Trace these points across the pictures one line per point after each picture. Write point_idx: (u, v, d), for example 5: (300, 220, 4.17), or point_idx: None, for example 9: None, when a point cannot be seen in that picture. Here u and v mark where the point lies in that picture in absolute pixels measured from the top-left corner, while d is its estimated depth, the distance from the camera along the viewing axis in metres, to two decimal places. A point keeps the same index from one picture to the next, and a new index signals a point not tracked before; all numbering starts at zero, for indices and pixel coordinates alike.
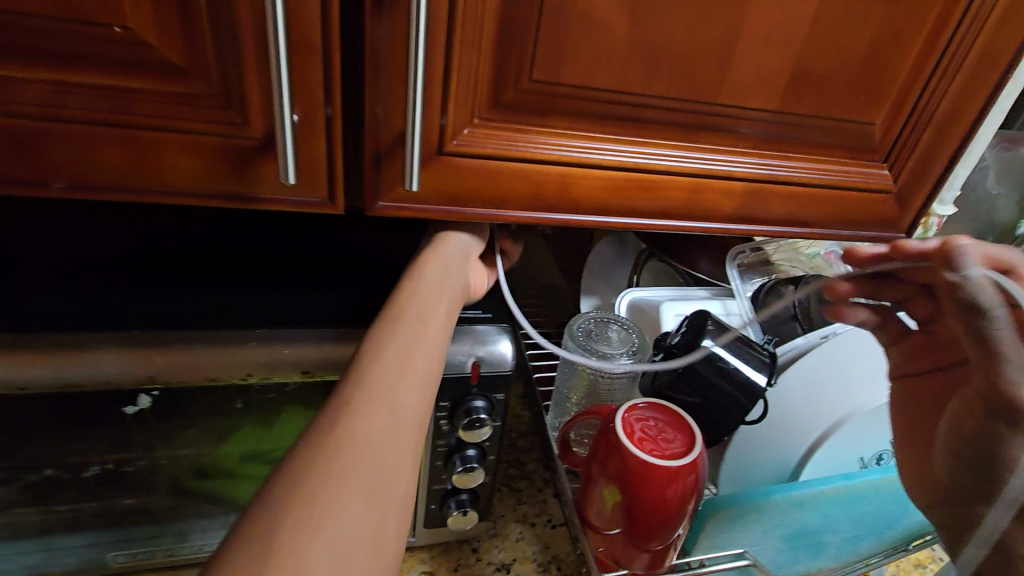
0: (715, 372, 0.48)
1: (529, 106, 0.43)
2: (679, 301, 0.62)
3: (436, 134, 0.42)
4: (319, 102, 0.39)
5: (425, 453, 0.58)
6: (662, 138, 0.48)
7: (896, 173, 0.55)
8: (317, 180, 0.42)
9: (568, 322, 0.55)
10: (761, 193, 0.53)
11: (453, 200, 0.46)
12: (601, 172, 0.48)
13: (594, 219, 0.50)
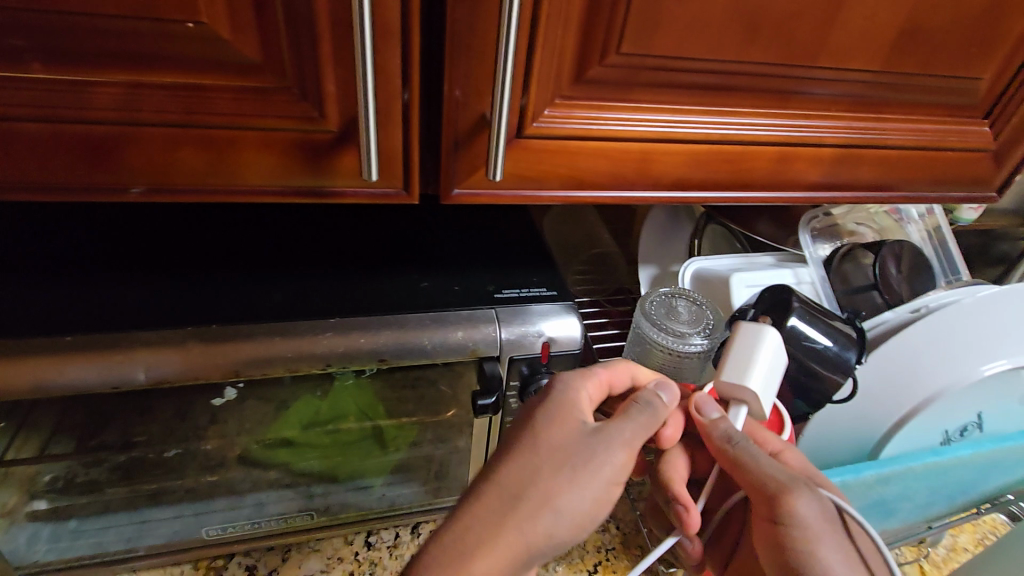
0: (804, 350, 0.46)
1: (614, 80, 0.40)
2: (747, 272, 0.60)
3: (517, 115, 0.40)
4: (398, 88, 0.36)
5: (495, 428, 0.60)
6: (750, 106, 0.44)
7: (996, 131, 0.51)
8: (395, 170, 0.40)
9: (639, 301, 0.53)
10: (849, 159, 0.50)
11: (531, 184, 0.44)
12: (683, 146, 0.45)
13: (672, 195, 0.48)
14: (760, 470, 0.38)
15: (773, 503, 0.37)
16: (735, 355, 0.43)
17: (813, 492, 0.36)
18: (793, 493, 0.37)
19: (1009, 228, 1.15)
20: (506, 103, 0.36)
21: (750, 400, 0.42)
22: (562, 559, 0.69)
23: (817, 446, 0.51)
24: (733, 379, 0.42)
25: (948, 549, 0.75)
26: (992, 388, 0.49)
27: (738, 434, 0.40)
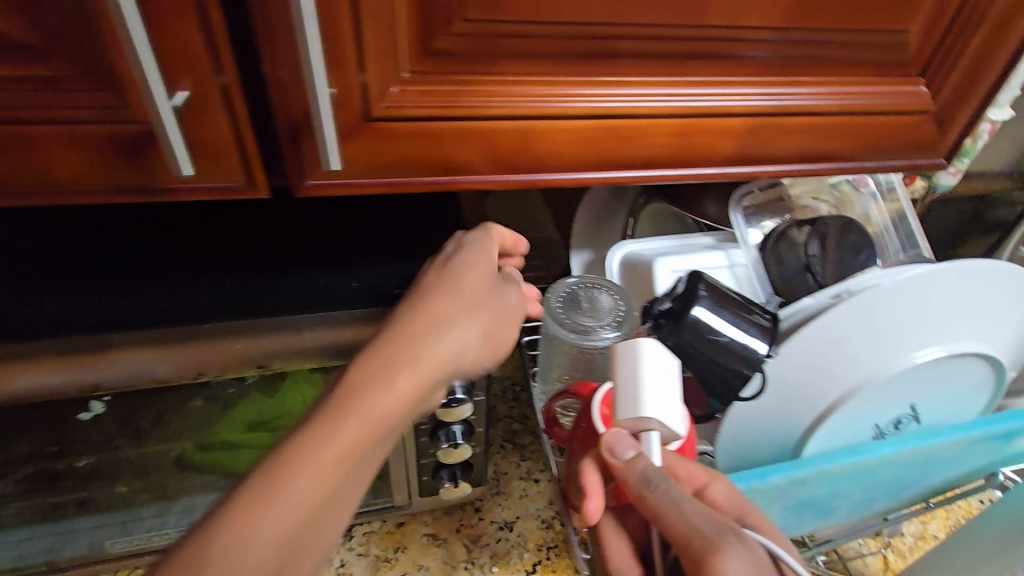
0: (706, 346, 0.42)
1: (469, 51, 0.35)
2: (675, 255, 0.55)
3: (358, 96, 0.35)
4: (207, 70, 0.32)
5: (409, 430, 0.56)
6: (640, 74, 0.39)
7: (935, 91, 0.46)
8: (231, 162, 0.36)
9: (543, 295, 0.50)
10: (765, 130, 0.44)
11: (394, 172, 0.39)
12: (566, 123, 0.40)
13: (565, 176, 0.43)
14: (683, 522, 0.32)
15: (698, 566, 0.31)
16: (624, 378, 0.38)
17: (748, 553, 0.30)
18: (726, 553, 0.31)
19: (1006, 192, 1.06)
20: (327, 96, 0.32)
21: (659, 425, 0.37)
22: (498, 560, 0.66)
23: (733, 442, 0.47)
24: (633, 412, 0.37)
25: (917, 537, 0.69)
26: (924, 379, 0.45)
27: (656, 475, 0.34)
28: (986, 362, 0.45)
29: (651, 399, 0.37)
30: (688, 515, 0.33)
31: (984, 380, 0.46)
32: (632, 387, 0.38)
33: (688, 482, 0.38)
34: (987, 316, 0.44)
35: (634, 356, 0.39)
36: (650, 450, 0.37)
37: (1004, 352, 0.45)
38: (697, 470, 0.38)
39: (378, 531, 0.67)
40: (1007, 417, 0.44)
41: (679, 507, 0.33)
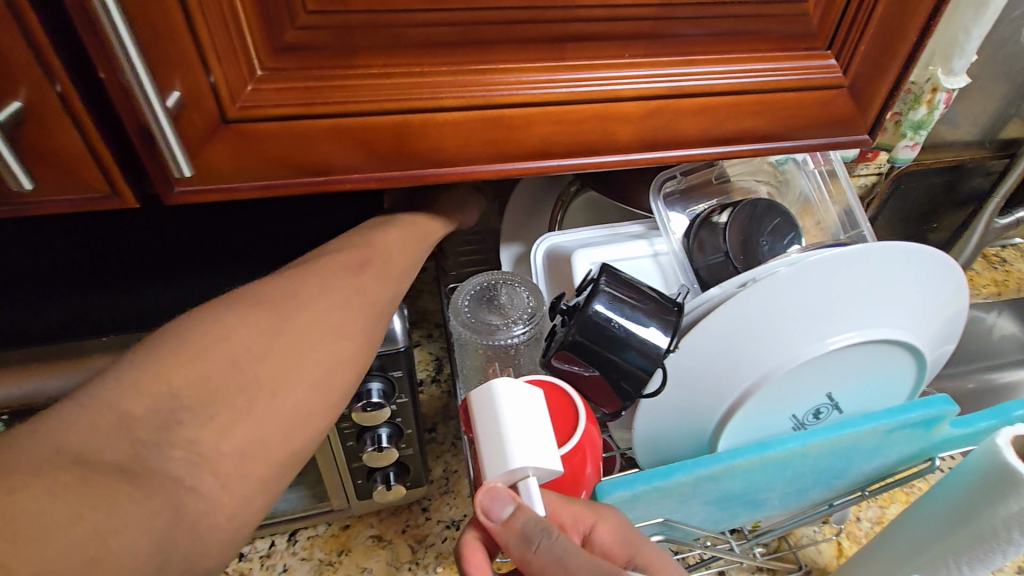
0: (607, 343, 0.40)
1: (323, 45, 0.34)
2: (595, 247, 0.53)
3: (212, 98, 0.34)
4: (40, 77, 0.31)
5: (334, 435, 0.55)
6: (517, 60, 0.38)
7: (846, 62, 0.43)
8: (88, 173, 0.35)
9: (453, 292, 0.49)
10: (666, 113, 0.42)
11: (268, 175, 0.38)
12: (445, 115, 0.39)
13: (455, 172, 0.41)
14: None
15: None
16: (486, 433, 0.38)
17: None
18: None
19: (977, 162, 1.03)
20: (164, 105, 0.31)
21: (534, 471, 0.37)
22: (443, 559, 0.65)
23: (645, 439, 0.45)
24: (502, 467, 0.37)
25: (873, 522, 0.68)
26: (841, 367, 0.43)
27: (536, 532, 0.34)
28: (905, 348, 0.43)
29: (514, 449, 0.37)
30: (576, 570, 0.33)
31: (905, 364, 0.44)
32: (496, 440, 0.38)
33: (573, 526, 0.38)
34: (897, 298, 0.42)
35: (488, 408, 0.39)
36: (530, 500, 0.37)
37: (922, 337, 0.43)
38: (581, 511, 0.37)
39: (323, 535, 0.67)
40: (925, 404, 0.42)
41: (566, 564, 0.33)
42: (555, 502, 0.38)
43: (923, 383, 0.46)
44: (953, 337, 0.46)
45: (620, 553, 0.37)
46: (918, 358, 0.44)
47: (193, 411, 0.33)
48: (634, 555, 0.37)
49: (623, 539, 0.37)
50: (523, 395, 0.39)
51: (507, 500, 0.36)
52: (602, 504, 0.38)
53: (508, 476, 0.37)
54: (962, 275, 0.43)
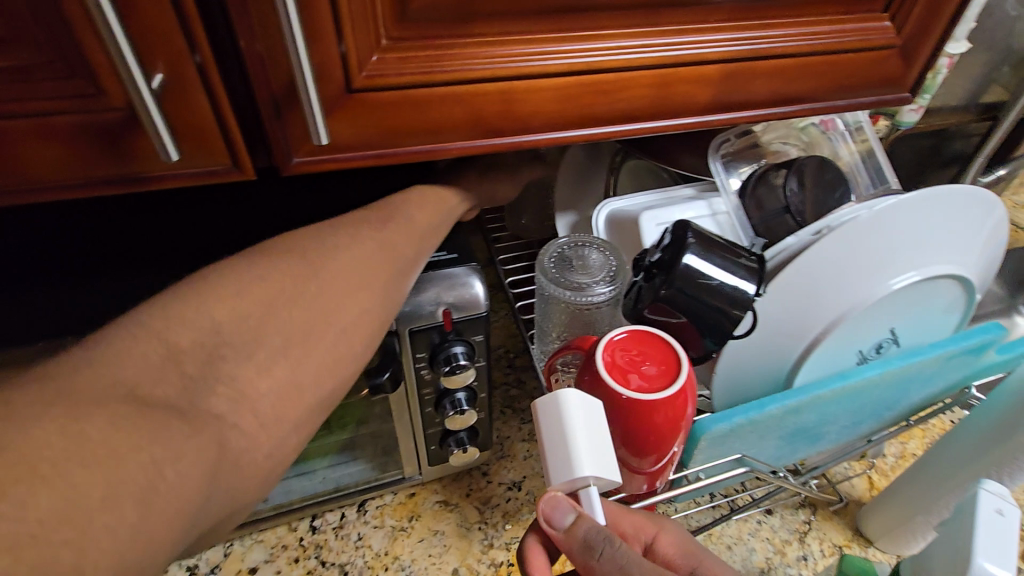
0: (698, 291, 0.44)
1: (446, 12, 0.35)
2: (660, 208, 0.56)
3: (340, 67, 0.35)
4: (182, 48, 0.31)
5: (414, 401, 0.58)
6: (616, 26, 0.40)
7: (901, 24, 0.47)
8: (213, 145, 0.36)
9: (538, 253, 0.52)
10: (740, 75, 0.45)
11: (380, 143, 0.39)
12: (547, 81, 0.40)
13: (550, 136, 0.44)
14: None
15: None
16: (551, 443, 0.39)
17: None
18: None
19: (963, 125, 1.10)
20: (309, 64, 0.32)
21: (595, 481, 0.39)
22: (510, 518, 0.68)
23: (724, 381, 0.49)
24: (567, 478, 0.38)
25: (898, 457, 0.74)
26: (904, 302, 0.47)
27: (598, 539, 0.36)
28: (957, 282, 0.48)
29: (583, 462, 0.38)
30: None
31: (953, 297, 0.49)
32: (560, 452, 0.38)
33: (635, 535, 0.43)
34: (953, 238, 0.46)
35: (554, 417, 0.39)
36: (591, 509, 0.39)
37: (971, 272, 0.48)
38: (642, 522, 0.44)
39: (390, 503, 0.69)
40: (982, 331, 0.47)
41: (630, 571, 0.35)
42: (620, 514, 0.44)
43: (968, 314, 0.51)
44: (994, 271, 0.51)
45: (681, 563, 0.42)
46: (967, 290, 0.49)
47: (205, 377, 0.32)
48: (695, 565, 0.42)
49: (684, 551, 0.43)
50: (589, 410, 0.39)
51: (569, 509, 0.37)
52: (662, 518, 0.44)
53: (567, 484, 0.39)
54: (1005, 215, 0.48)
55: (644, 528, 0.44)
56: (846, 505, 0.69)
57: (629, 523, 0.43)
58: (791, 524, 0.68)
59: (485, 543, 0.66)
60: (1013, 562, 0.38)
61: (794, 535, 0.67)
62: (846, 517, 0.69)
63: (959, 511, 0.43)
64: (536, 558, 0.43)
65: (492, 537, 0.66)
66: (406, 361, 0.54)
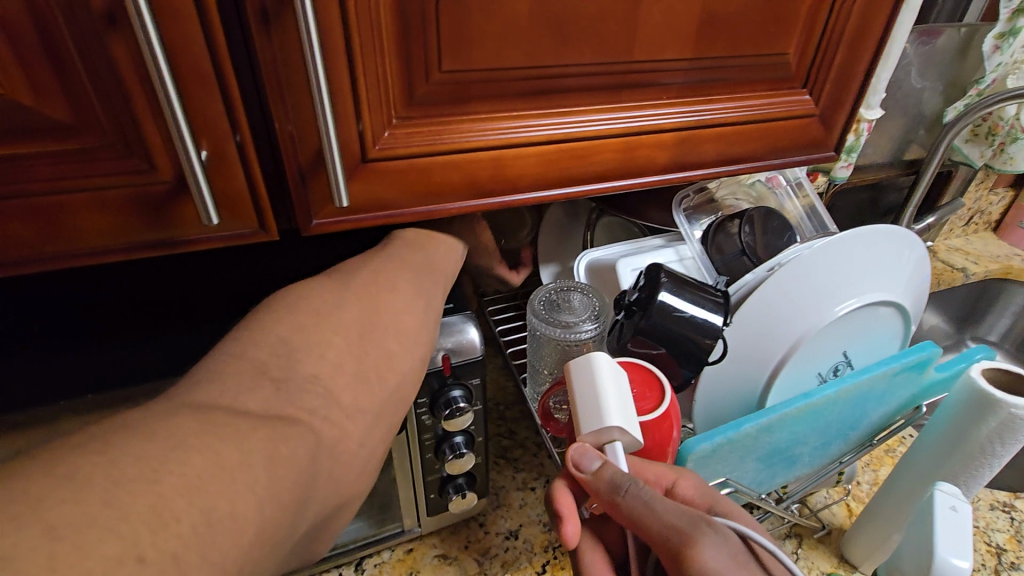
0: (673, 323, 0.50)
1: (445, 96, 0.42)
2: (633, 255, 0.62)
3: (358, 142, 0.41)
4: (226, 129, 0.37)
5: (414, 449, 0.60)
6: (586, 104, 0.47)
7: (817, 97, 0.57)
8: (245, 211, 0.41)
9: (529, 298, 0.57)
10: (692, 140, 0.54)
11: (390, 205, 0.45)
12: (531, 149, 0.47)
13: (534, 195, 0.50)
14: (656, 520, 0.37)
15: (677, 559, 0.36)
16: (583, 397, 0.44)
17: (711, 548, 0.35)
18: (695, 554, 0.35)
19: (892, 179, 1.23)
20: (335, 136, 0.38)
21: (620, 435, 0.43)
22: (509, 567, 0.68)
23: (704, 406, 0.54)
24: (593, 424, 0.42)
25: (871, 484, 0.78)
26: (851, 326, 0.54)
27: (623, 480, 0.39)
28: (894, 308, 0.55)
29: (610, 410, 0.43)
30: (662, 517, 0.37)
31: (893, 322, 0.56)
32: (591, 408, 0.43)
33: (657, 482, 0.44)
34: (884, 269, 0.54)
35: (589, 379, 0.44)
36: (616, 459, 0.42)
37: (904, 299, 0.56)
38: (663, 470, 0.45)
39: (389, 560, 0.69)
40: (921, 348, 0.54)
41: (652, 506, 0.37)
42: (641, 462, 0.45)
43: (908, 337, 0.58)
44: (926, 299, 0.58)
45: (702, 502, 0.43)
46: (903, 315, 0.56)
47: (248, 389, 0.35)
48: (714, 504, 0.42)
49: (703, 492, 0.43)
50: (617, 374, 0.45)
51: (596, 459, 0.40)
52: (684, 468, 0.45)
53: (595, 431, 0.42)
54: (926, 249, 0.56)
55: (664, 473, 0.45)
56: (828, 532, 0.73)
57: (649, 470, 0.45)
58: None
59: None
60: (971, 553, 0.42)
61: None
62: (830, 545, 0.72)
63: (920, 513, 0.47)
64: (564, 500, 0.44)
65: None
66: (409, 407, 0.57)
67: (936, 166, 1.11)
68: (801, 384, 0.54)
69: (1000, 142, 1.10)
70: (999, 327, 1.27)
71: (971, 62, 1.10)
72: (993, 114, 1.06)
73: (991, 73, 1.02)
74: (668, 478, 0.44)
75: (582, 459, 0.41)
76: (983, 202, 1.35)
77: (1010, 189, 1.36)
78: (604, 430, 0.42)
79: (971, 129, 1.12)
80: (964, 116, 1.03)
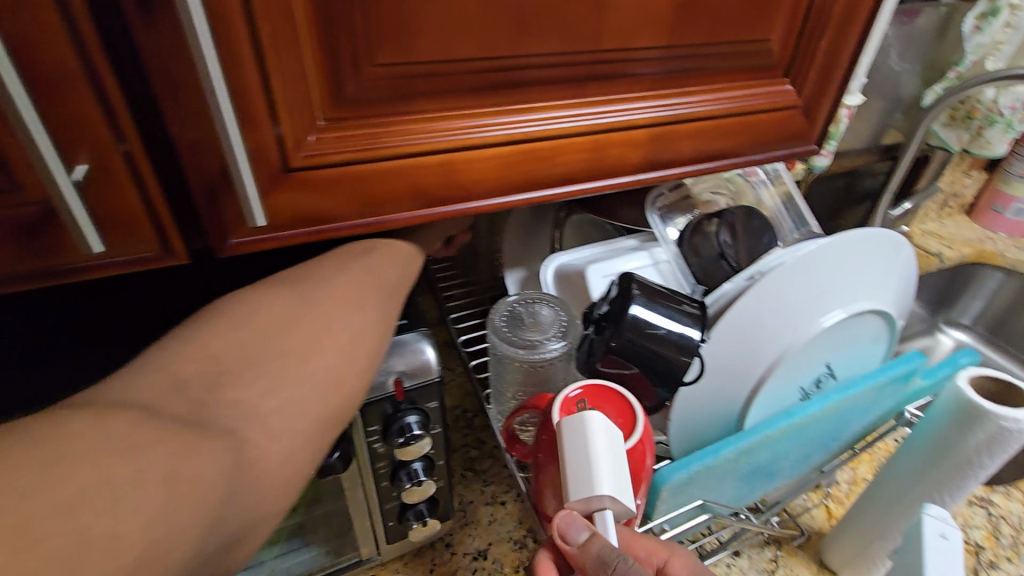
0: (646, 341, 0.45)
1: (382, 94, 0.36)
2: (604, 261, 0.57)
3: (277, 148, 0.35)
4: (107, 137, 0.30)
5: (368, 477, 0.55)
6: (547, 98, 0.42)
7: (799, 87, 0.52)
8: (143, 232, 0.34)
9: (490, 313, 0.52)
10: (666, 136, 0.49)
11: (323, 218, 0.39)
12: (485, 151, 0.42)
13: (493, 202, 0.45)
14: None
15: None
16: (573, 457, 0.39)
17: None
18: None
19: (869, 164, 1.21)
20: (244, 144, 0.32)
21: (612, 504, 0.38)
22: None
23: (679, 426, 0.50)
24: (583, 491, 0.38)
25: (850, 484, 0.76)
26: (835, 338, 0.50)
27: (613, 556, 0.35)
28: (879, 316, 0.51)
29: (602, 476, 0.38)
30: None
31: (878, 329, 0.52)
32: (583, 477, 0.38)
33: (648, 559, 0.42)
34: (870, 275, 0.50)
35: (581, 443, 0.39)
36: (605, 530, 0.37)
37: (889, 305, 0.52)
38: (655, 546, 0.42)
39: None
40: (906, 360, 0.51)
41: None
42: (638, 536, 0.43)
43: (893, 343, 0.55)
44: (911, 304, 0.55)
45: None
46: (888, 322, 0.52)
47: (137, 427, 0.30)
48: None
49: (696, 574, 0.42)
50: (612, 432, 0.40)
51: (586, 529, 0.37)
52: (676, 545, 0.43)
53: (585, 499, 0.38)
54: (914, 252, 0.52)
55: (658, 550, 0.42)
56: (808, 537, 0.70)
57: (644, 547, 0.42)
58: (758, 563, 0.68)
59: None
60: None
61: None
62: (809, 551, 0.70)
63: (909, 536, 0.45)
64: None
65: None
66: (359, 435, 0.51)
67: (913, 152, 1.08)
68: (781, 399, 0.51)
69: (977, 126, 1.07)
70: (972, 310, 1.26)
71: (950, 43, 1.07)
72: (971, 97, 1.04)
73: (970, 55, 0.99)
74: (663, 558, 0.42)
75: (570, 530, 0.37)
76: (957, 185, 1.33)
77: (983, 172, 1.34)
78: (595, 499, 0.38)
79: (949, 113, 1.09)
80: (943, 100, 1.00)
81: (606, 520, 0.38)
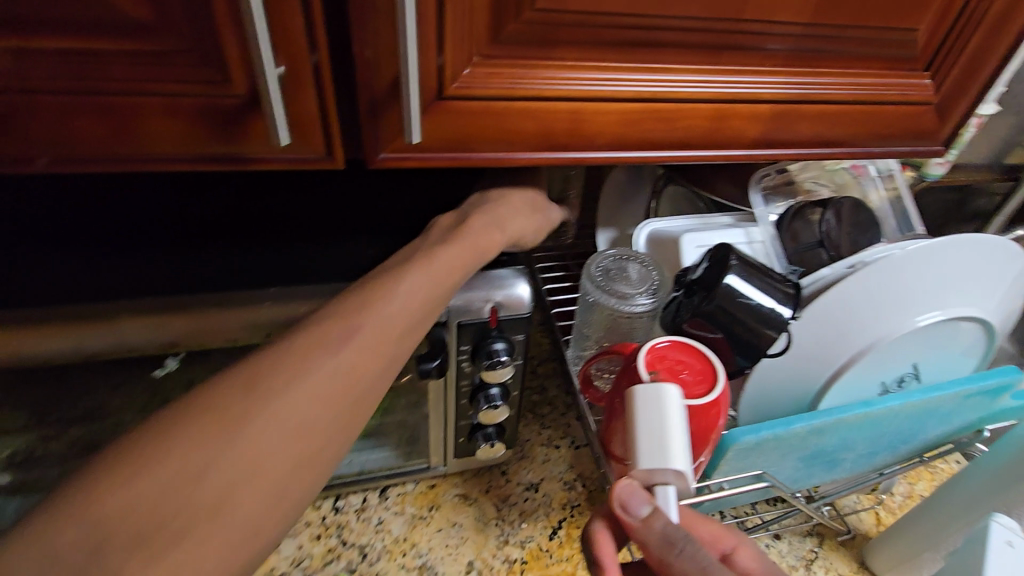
0: (736, 309, 0.47)
1: (532, 37, 0.39)
2: (700, 232, 0.59)
3: (436, 77, 0.39)
4: (305, 45, 0.35)
5: (450, 392, 0.60)
6: (681, 61, 0.44)
7: (937, 83, 0.51)
8: (314, 135, 0.40)
9: (586, 262, 0.55)
10: (787, 116, 0.49)
11: (459, 147, 0.43)
12: (613, 105, 0.44)
13: (609, 155, 0.48)
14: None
15: None
16: (644, 427, 0.41)
17: None
18: None
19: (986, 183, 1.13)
20: (414, 68, 0.36)
21: (676, 478, 0.40)
22: (526, 517, 0.70)
23: (751, 397, 0.52)
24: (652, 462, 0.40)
25: (905, 497, 0.75)
26: (927, 340, 0.50)
27: (677, 533, 0.36)
28: (978, 326, 0.51)
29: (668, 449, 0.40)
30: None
31: (974, 340, 0.52)
32: (657, 446, 0.41)
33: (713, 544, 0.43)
34: (977, 282, 0.49)
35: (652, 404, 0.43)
36: (667, 505, 0.39)
37: (992, 318, 0.51)
38: (721, 531, 0.44)
39: (412, 492, 0.70)
40: (999, 374, 0.50)
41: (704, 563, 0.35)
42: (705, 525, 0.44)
43: (987, 357, 0.54)
44: (1013, 321, 0.54)
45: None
46: (986, 333, 0.52)
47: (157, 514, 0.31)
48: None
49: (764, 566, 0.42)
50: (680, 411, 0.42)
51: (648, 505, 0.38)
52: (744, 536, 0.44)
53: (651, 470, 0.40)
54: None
55: (723, 535, 0.44)
56: (852, 537, 0.71)
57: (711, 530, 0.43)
58: (797, 551, 0.69)
59: (501, 538, 0.67)
60: None
61: (800, 562, 0.68)
62: (851, 550, 0.70)
63: (973, 541, 0.45)
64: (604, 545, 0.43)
65: (508, 534, 0.68)
66: (451, 352, 0.56)
67: None
68: (860, 391, 0.51)
69: None
70: None
71: None
72: None
73: None
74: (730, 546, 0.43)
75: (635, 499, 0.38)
76: None
77: None
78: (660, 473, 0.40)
79: None
80: None
81: (667, 489, 0.40)
